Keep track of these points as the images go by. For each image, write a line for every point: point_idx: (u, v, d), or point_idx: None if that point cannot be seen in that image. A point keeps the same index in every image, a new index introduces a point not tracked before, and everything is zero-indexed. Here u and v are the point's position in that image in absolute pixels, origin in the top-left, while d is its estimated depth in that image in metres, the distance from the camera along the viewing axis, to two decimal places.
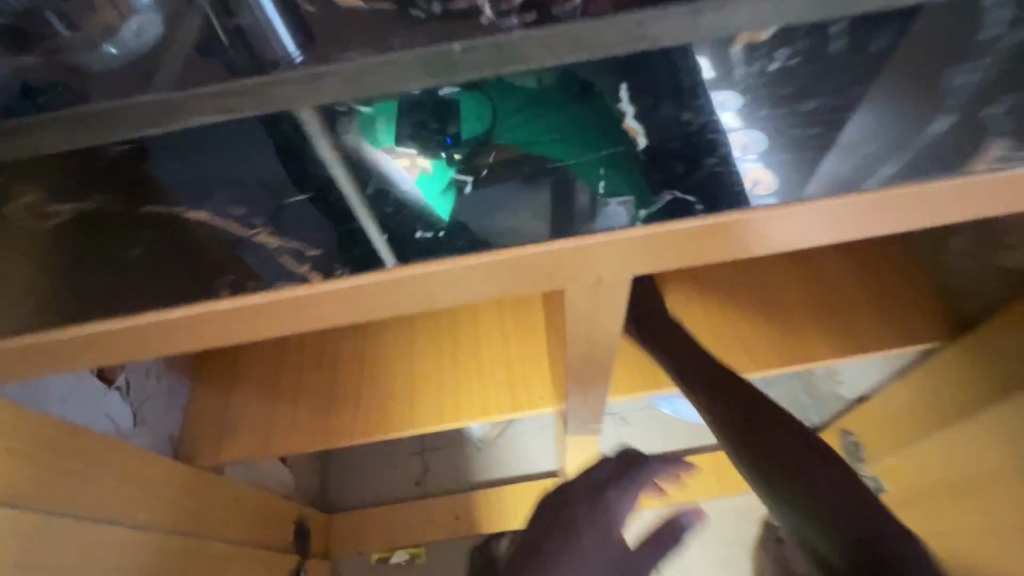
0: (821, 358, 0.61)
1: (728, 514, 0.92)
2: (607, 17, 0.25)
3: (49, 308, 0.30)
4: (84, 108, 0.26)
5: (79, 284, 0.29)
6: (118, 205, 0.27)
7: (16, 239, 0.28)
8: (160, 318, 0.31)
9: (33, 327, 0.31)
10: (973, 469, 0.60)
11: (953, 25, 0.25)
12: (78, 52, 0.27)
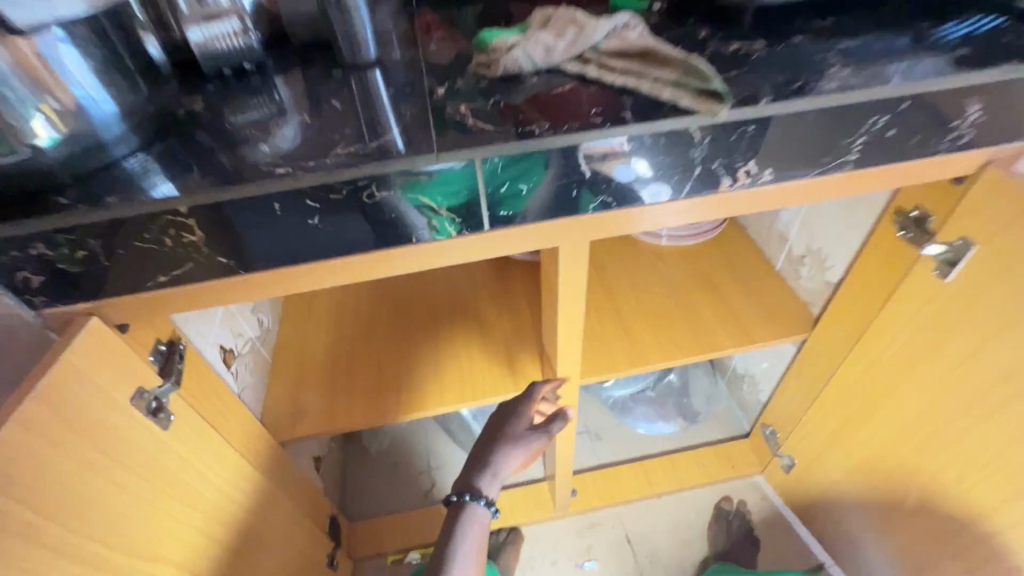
0: (721, 349, 0.88)
1: (683, 504, 1.12)
2: (552, 126, 0.46)
3: (245, 258, 0.46)
4: (264, 162, 0.46)
5: (269, 245, 0.46)
6: (305, 199, 0.44)
7: (245, 217, 0.44)
8: (305, 265, 0.48)
9: (225, 272, 0.47)
10: (851, 411, 0.82)
11: (745, 114, 0.45)
12: (248, 146, 0.49)
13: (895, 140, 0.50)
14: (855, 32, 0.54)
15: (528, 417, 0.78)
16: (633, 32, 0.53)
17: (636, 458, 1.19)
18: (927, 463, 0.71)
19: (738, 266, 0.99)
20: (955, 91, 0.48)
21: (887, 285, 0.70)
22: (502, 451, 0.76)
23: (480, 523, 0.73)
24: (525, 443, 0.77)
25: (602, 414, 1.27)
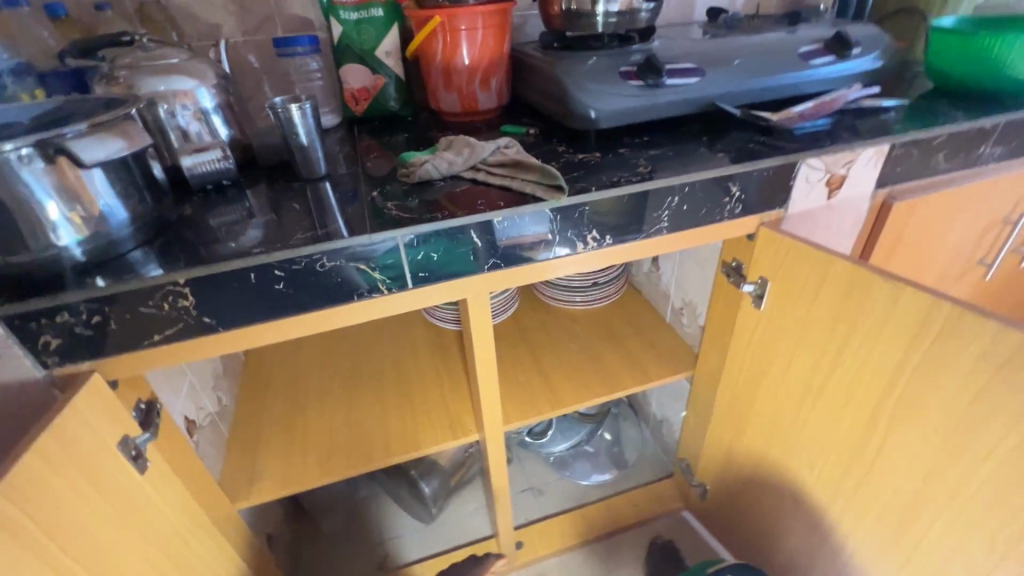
0: (625, 387, 1.05)
1: (619, 545, 1.23)
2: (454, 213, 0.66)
3: (223, 319, 0.61)
4: (244, 247, 0.63)
5: (240, 308, 0.61)
6: (271, 272, 0.60)
7: (224, 288, 0.59)
8: (269, 324, 0.63)
9: (207, 330, 0.61)
10: (731, 427, 0.99)
11: (584, 199, 0.68)
12: (228, 238, 0.66)
13: (688, 212, 0.74)
14: (661, 146, 0.81)
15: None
16: (511, 149, 0.76)
17: (576, 505, 1.30)
18: (790, 460, 0.87)
19: (637, 323, 1.20)
20: (720, 180, 0.73)
21: (732, 320, 0.92)
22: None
23: None
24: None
25: (546, 473, 1.39)
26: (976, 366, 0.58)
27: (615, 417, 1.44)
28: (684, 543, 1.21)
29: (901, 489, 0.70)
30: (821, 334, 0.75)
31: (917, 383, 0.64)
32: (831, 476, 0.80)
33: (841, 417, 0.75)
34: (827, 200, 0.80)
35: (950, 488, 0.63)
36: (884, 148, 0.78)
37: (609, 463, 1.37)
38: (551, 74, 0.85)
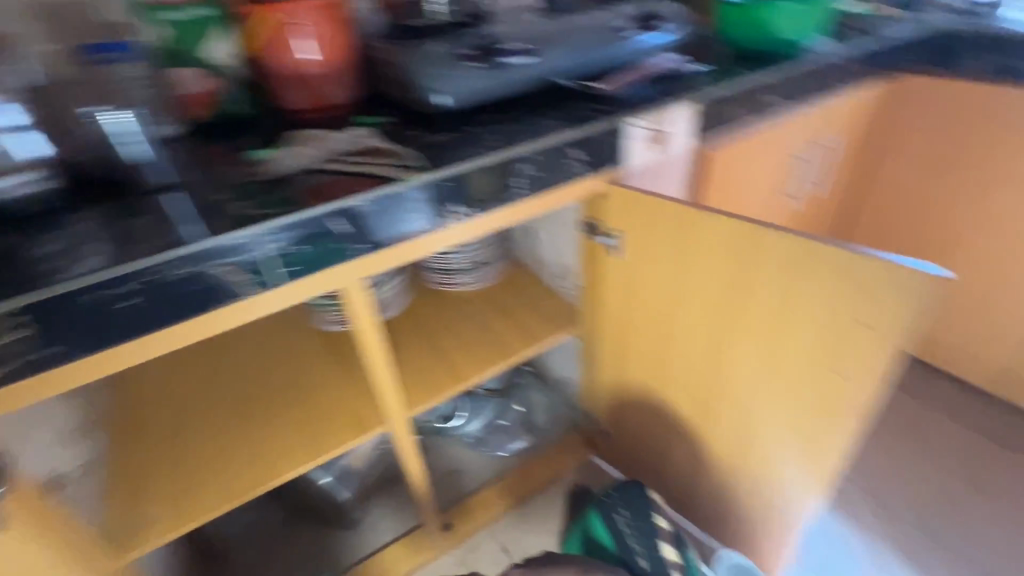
0: (513, 352, 1.14)
1: (540, 502, 1.33)
2: (310, 205, 0.66)
3: (67, 345, 0.59)
4: (75, 271, 0.59)
5: (84, 329, 0.59)
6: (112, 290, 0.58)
7: (60, 312, 0.57)
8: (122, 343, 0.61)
9: (48, 359, 0.59)
10: (617, 364, 1.12)
11: (437, 177, 0.72)
12: (56, 264, 0.60)
13: (538, 177, 0.81)
14: (508, 120, 0.87)
15: None
16: (363, 138, 0.78)
17: (490, 475, 1.39)
18: (667, 380, 1.01)
19: (523, 292, 1.28)
20: (560, 145, 0.81)
21: (600, 272, 1.03)
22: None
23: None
24: None
25: (466, 454, 1.44)
26: (779, 271, 0.72)
27: (524, 387, 1.49)
28: (594, 484, 1.36)
29: (749, 381, 0.85)
30: (667, 267, 0.87)
31: (743, 294, 0.78)
32: (699, 384, 0.94)
33: (696, 335, 0.89)
34: (656, 155, 0.92)
35: (781, 370, 0.79)
36: (693, 104, 0.91)
37: (522, 431, 1.44)
38: (397, 61, 0.88)
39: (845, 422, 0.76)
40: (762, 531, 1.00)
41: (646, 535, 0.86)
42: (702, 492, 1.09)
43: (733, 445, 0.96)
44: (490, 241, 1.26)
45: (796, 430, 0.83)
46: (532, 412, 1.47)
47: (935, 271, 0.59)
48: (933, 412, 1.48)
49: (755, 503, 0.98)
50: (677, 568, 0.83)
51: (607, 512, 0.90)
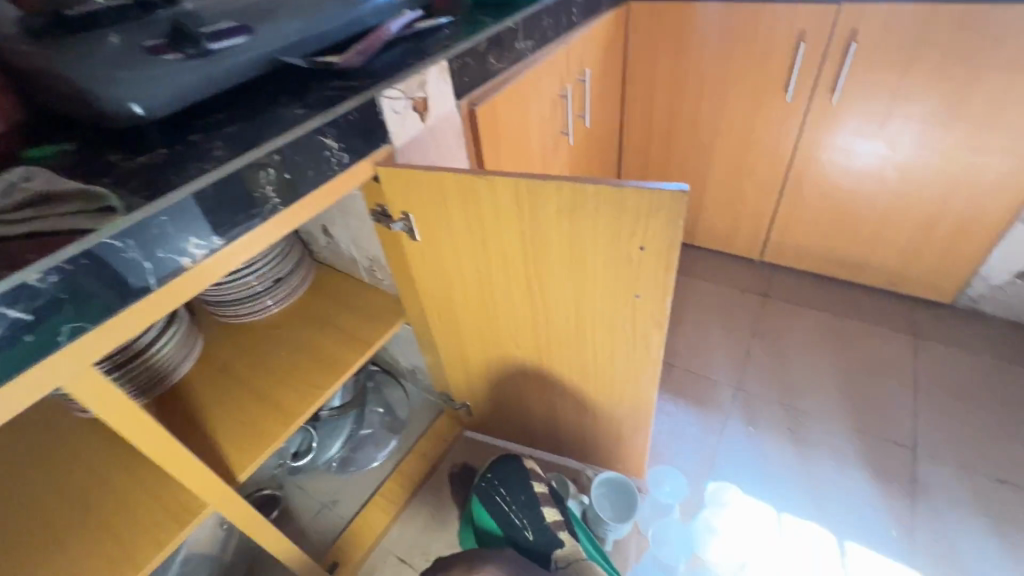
0: (347, 366, 1.05)
1: (427, 498, 1.28)
2: None
3: None
4: None
5: None
6: None
7: None
8: None
9: None
10: (456, 341, 1.10)
11: (152, 212, 0.57)
12: None
13: (294, 180, 0.70)
14: (238, 119, 0.72)
15: None
16: (32, 184, 0.59)
17: (367, 492, 1.30)
18: (504, 341, 1.03)
19: (342, 297, 1.18)
20: (308, 137, 0.70)
21: (409, 258, 0.98)
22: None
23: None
24: None
25: (337, 480, 1.33)
26: (560, 218, 0.73)
27: (378, 388, 1.41)
28: (475, 458, 1.34)
29: (570, 321, 0.90)
30: (466, 238, 0.85)
31: (539, 246, 0.79)
32: (532, 335, 0.97)
33: (513, 293, 0.90)
34: (423, 125, 0.86)
35: (592, 304, 0.84)
36: (444, 64, 0.86)
37: (387, 433, 1.37)
38: (51, 70, 0.66)
39: (651, 336, 0.84)
40: (622, 447, 1.10)
41: (528, 508, 0.87)
42: (567, 429, 1.16)
43: (576, 379, 1.02)
44: (294, 250, 1.13)
45: (618, 352, 0.90)
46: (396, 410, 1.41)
47: (675, 187, 0.63)
48: (744, 275, 1.64)
49: (610, 425, 1.07)
50: (561, 527, 0.86)
51: (489, 496, 0.88)
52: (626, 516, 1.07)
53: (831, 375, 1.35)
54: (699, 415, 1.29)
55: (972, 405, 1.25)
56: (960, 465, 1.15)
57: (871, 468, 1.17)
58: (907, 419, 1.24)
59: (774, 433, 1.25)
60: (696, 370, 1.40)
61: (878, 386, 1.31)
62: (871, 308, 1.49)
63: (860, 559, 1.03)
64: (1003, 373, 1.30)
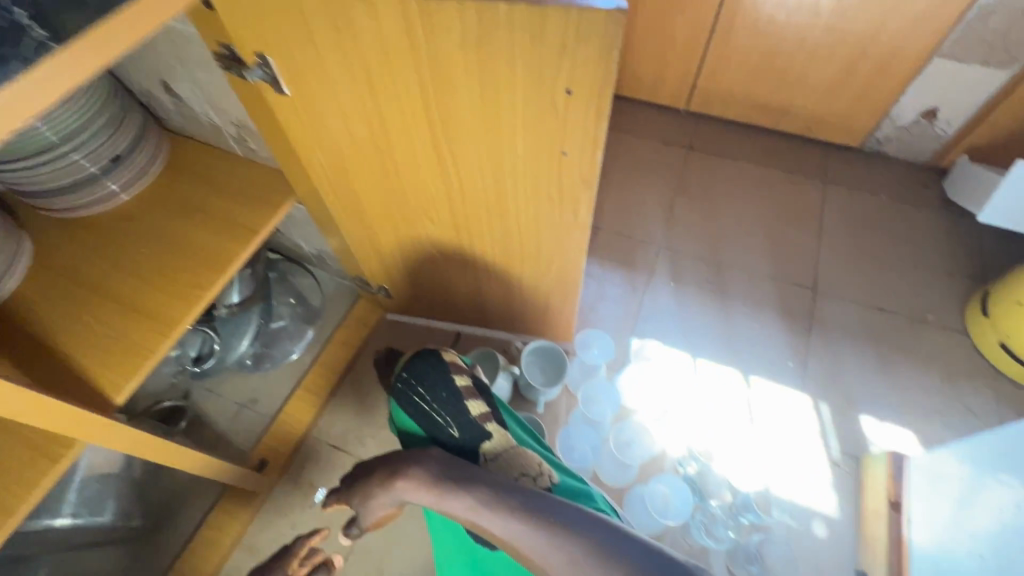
0: (234, 257, 0.88)
1: (355, 383, 1.22)
2: None
3: None
4: None
5: None
6: None
7: None
8: None
9: None
10: (362, 217, 0.96)
11: None
12: None
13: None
14: None
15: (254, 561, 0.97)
16: None
17: (288, 387, 1.23)
18: (413, 212, 0.89)
19: (212, 176, 0.96)
20: None
21: (283, 120, 0.79)
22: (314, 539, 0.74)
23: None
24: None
25: (253, 379, 1.23)
26: (466, 53, 0.57)
27: (284, 278, 1.27)
28: (401, 340, 1.27)
29: (488, 185, 0.77)
30: (351, 87, 0.67)
31: (443, 91, 0.63)
32: (446, 204, 0.85)
33: (417, 154, 0.75)
34: None
35: (512, 164, 0.71)
36: None
37: (301, 324, 1.27)
38: None
39: (579, 201, 0.74)
40: (550, 317, 1.07)
41: (450, 402, 0.67)
42: (493, 305, 1.11)
43: (499, 251, 0.93)
44: (132, 125, 0.87)
45: (543, 220, 0.81)
46: (308, 298, 1.29)
47: (606, 4, 0.49)
48: (669, 125, 1.55)
49: (537, 297, 1.03)
50: (489, 419, 0.67)
51: (404, 396, 0.70)
52: (556, 380, 1.09)
53: (746, 226, 1.37)
54: (623, 276, 1.30)
55: (866, 244, 1.34)
56: (849, 300, 1.26)
57: (776, 309, 1.25)
58: (810, 260, 1.32)
59: (693, 287, 1.29)
60: (622, 231, 1.37)
61: (786, 232, 1.36)
62: (788, 157, 1.49)
63: (762, 388, 1.15)
64: (896, 213, 1.38)
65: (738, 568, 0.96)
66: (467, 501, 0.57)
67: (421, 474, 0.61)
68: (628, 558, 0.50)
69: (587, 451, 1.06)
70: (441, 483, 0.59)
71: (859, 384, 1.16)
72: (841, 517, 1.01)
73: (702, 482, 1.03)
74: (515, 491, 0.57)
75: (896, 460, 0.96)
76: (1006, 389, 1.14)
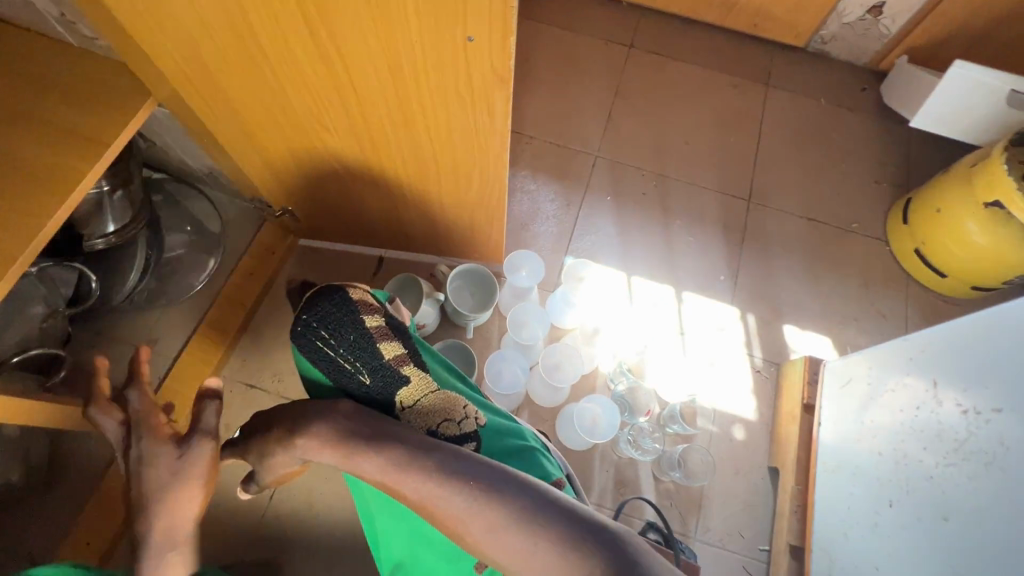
0: (80, 174, 0.70)
1: (268, 317, 1.11)
2: None
3: None
4: None
5: None
6: None
7: None
8: None
9: None
10: (244, 124, 0.80)
11: None
12: None
13: None
14: None
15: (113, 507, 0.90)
16: None
17: (193, 323, 1.09)
18: (301, 115, 0.74)
19: (33, 71, 0.74)
20: None
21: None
22: (147, 389, 0.64)
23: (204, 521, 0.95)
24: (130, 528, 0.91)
25: (149, 318, 1.09)
26: None
27: (173, 201, 1.11)
28: (315, 267, 1.15)
29: (383, 81, 0.64)
30: None
31: None
32: (338, 106, 0.70)
33: (288, 36, 0.59)
34: None
35: (408, 53, 0.58)
36: None
37: (201, 253, 1.12)
38: None
39: (493, 102, 0.63)
40: (478, 237, 0.99)
41: (360, 347, 0.59)
42: (415, 226, 1.01)
43: (410, 164, 0.81)
44: None
45: (456, 125, 0.69)
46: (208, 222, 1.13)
47: None
48: (609, 18, 1.40)
49: (461, 216, 0.93)
50: (406, 362, 0.61)
51: (304, 340, 0.59)
52: (485, 304, 1.03)
53: (687, 134, 1.30)
54: (557, 190, 1.22)
55: (803, 152, 1.31)
56: (782, 210, 1.25)
57: (711, 221, 1.23)
58: (749, 169, 1.28)
59: (630, 200, 1.23)
60: (557, 141, 1.27)
61: (726, 140, 1.31)
62: (733, 57, 1.39)
63: (693, 302, 1.15)
64: (833, 119, 1.35)
65: (663, 474, 1.00)
66: (380, 462, 0.50)
67: (324, 431, 0.52)
68: (553, 521, 0.46)
69: (517, 374, 1.02)
70: (349, 443, 0.52)
71: (786, 294, 1.18)
72: (758, 420, 1.06)
73: (631, 399, 1.03)
74: (434, 450, 0.51)
75: (812, 364, 0.99)
76: (915, 292, 1.19)
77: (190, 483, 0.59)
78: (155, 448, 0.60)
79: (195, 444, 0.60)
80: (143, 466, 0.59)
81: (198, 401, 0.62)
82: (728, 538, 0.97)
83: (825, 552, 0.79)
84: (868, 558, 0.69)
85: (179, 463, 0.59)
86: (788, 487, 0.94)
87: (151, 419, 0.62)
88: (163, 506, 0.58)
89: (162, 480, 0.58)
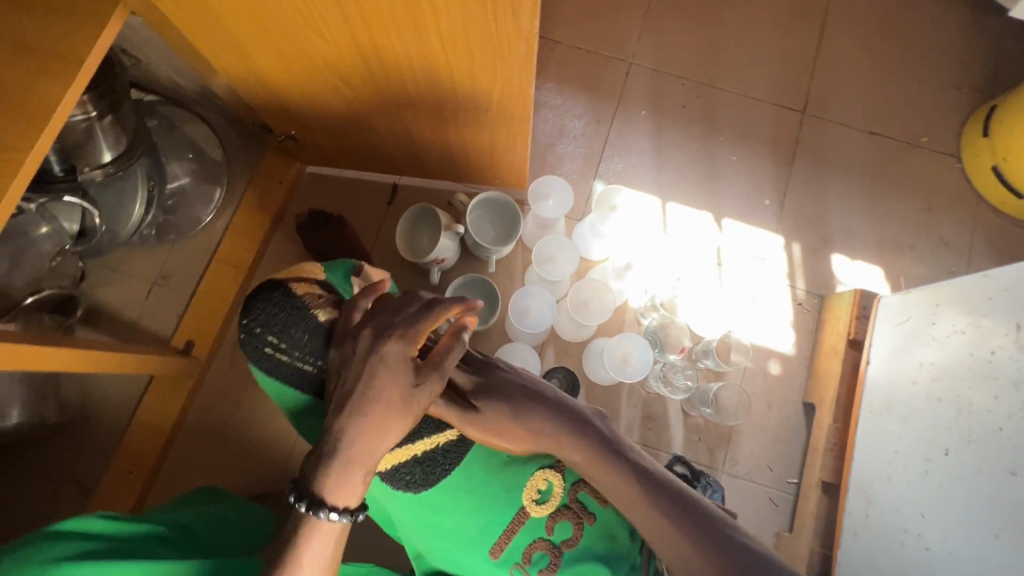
0: (44, 90, 0.56)
1: (277, 252, 1.07)
2: None
3: None
4: None
5: None
6: None
7: None
8: None
9: None
10: (232, 29, 0.68)
11: None
12: None
13: None
14: None
15: (153, 439, 0.94)
16: None
17: (204, 258, 1.05)
18: (296, 26, 0.64)
19: None
20: None
21: None
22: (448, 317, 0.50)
23: (242, 454, 0.99)
24: (173, 458, 0.97)
25: (160, 252, 1.05)
26: None
27: (169, 125, 1.01)
28: (324, 197, 1.09)
29: None
30: None
31: None
32: (335, 11, 0.59)
33: None
34: None
35: None
36: None
37: (206, 182, 1.05)
38: None
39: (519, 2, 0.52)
40: (499, 160, 0.90)
41: (316, 346, 0.56)
42: (429, 149, 0.91)
43: (422, 79, 0.70)
44: None
45: (474, 30, 0.57)
46: (206, 146, 1.04)
47: None
48: None
49: (479, 136, 0.84)
50: None
51: (259, 351, 0.57)
52: (508, 237, 0.95)
53: (737, 33, 1.13)
54: (586, 105, 1.09)
55: (873, 52, 1.13)
56: (841, 122, 1.11)
57: (759, 136, 1.09)
58: (806, 75, 1.12)
59: (668, 114, 1.09)
60: (588, 46, 1.11)
61: (782, 38, 1.13)
62: None
63: (734, 229, 1.06)
64: (911, 10, 1.15)
65: (693, 410, 0.98)
66: (594, 460, 0.55)
67: (553, 412, 0.56)
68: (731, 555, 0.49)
69: (544, 312, 0.95)
70: (581, 448, 0.55)
71: (836, 219, 1.07)
72: (796, 354, 1.01)
73: (663, 334, 0.97)
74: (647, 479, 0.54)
75: (864, 298, 0.91)
76: (984, 216, 1.07)
77: (397, 421, 0.47)
78: (403, 356, 0.48)
79: (430, 383, 0.48)
80: (379, 366, 0.47)
81: (452, 334, 0.50)
82: (756, 471, 0.96)
83: (864, 491, 0.77)
84: (931, 511, 0.65)
85: (410, 393, 0.47)
86: (825, 424, 0.91)
87: (421, 336, 0.49)
88: (362, 428, 0.47)
89: (380, 397, 0.47)
